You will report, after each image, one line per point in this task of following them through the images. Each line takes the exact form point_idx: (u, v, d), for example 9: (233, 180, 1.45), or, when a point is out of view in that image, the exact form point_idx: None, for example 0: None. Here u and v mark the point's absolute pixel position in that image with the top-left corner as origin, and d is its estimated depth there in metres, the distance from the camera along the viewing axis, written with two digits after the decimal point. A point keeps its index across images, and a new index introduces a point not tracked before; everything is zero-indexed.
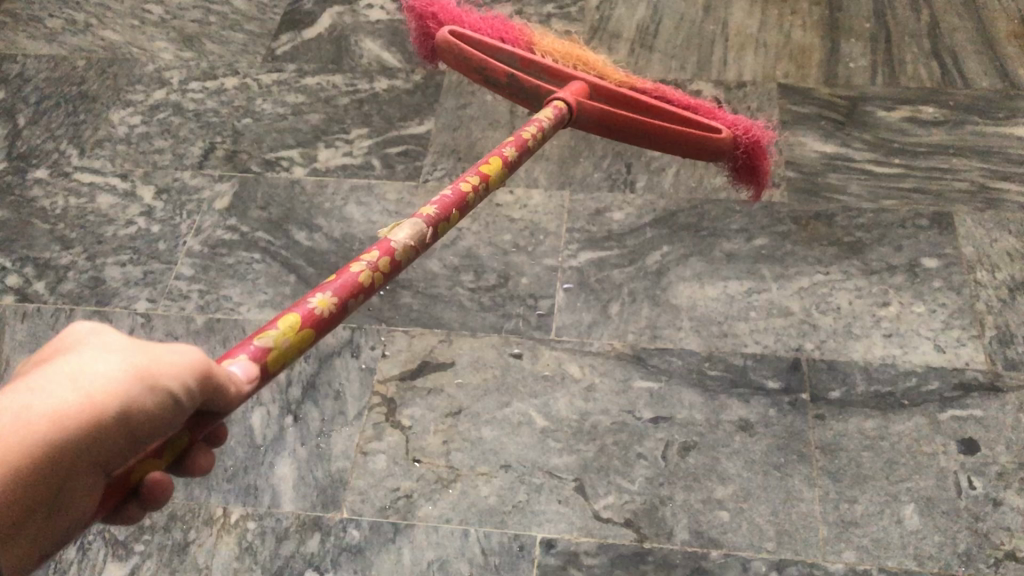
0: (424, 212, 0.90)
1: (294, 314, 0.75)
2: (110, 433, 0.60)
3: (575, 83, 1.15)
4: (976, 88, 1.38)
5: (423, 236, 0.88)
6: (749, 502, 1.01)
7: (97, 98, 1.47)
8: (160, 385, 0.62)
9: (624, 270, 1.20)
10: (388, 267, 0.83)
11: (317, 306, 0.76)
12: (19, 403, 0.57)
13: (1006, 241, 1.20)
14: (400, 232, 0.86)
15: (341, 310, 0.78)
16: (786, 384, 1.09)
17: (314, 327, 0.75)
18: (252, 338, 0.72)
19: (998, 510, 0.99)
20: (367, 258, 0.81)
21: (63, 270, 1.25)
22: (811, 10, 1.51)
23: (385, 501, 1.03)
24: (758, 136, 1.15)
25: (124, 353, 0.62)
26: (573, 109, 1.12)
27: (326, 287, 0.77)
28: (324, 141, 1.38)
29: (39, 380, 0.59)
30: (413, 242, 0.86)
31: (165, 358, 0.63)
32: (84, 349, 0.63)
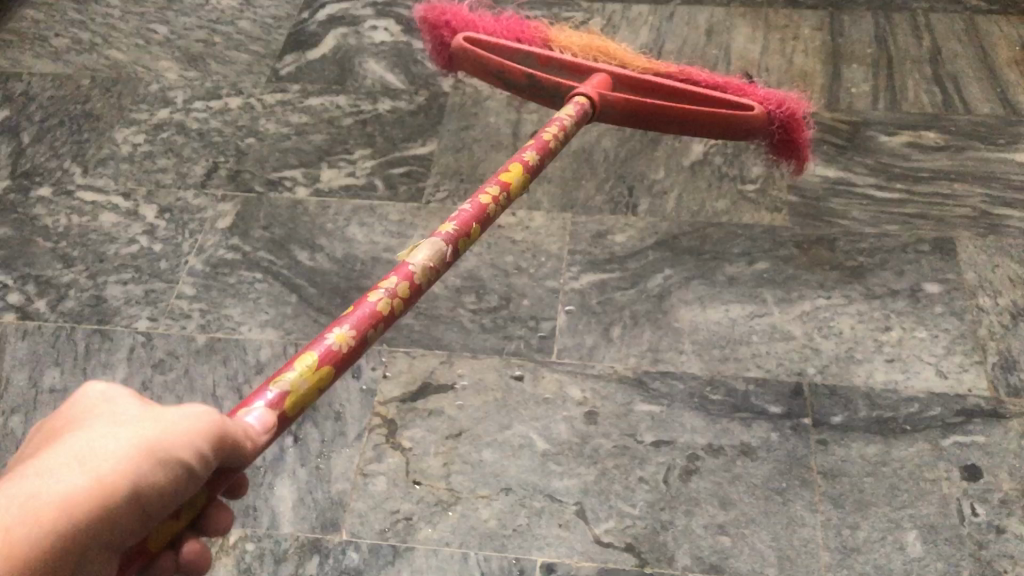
0: (442, 230, 0.91)
1: (311, 354, 0.76)
2: (120, 512, 0.61)
3: (597, 75, 1.19)
4: (978, 114, 1.38)
5: (442, 255, 0.88)
6: (750, 528, 1.00)
7: (101, 117, 1.48)
8: (170, 457, 0.63)
9: (626, 293, 1.20)
10: (407, 292, 0.84)
11: (335, 344, 0.77)
12: (29, 490, 0.58)
13: (1008, 267, 1.20)
14: (419, 254, 0.86)
15: (359, 343, 0.79)
16: (788, 409, 1.08)
17: (333, 365, 0.77)
18: (270, 383, 0.74)
19: (1001, 538, 0.98)
20: (384, 286, 0.82)
21: (64, 287, 1.25)
22: (813, 35, 1.52)
23: (385, 523, 1.02)
24: (792, 108, 1.19)
25: (134, 428, 0.63)
26: (596, 104, 1.16)
27: (343, 323, 0.79)
28: (327, 161, 1.39)
29: (50, 464, 0.60)
30: (432, 262, 0.87)
31: (175, 428, 0.64)
32: (95, 427, 0.64)
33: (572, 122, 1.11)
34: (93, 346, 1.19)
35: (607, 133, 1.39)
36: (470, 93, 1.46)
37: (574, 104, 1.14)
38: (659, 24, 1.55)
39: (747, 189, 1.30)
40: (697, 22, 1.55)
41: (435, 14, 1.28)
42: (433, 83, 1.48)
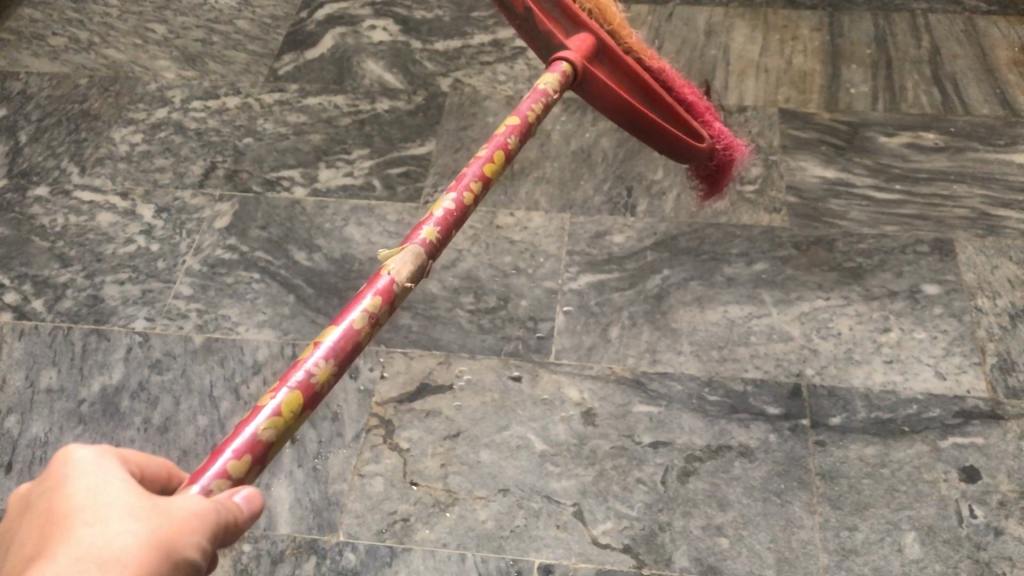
0: (425, 236, 0.84)
1: (291, 392, 0.68)
2: None
3: (585, 37, 1.09)
4: (977, 114, 1.38)
5: (423, 265, 0.82)
6: (748, 529, 1.00)
7: (99, 117, 1.48)
8: (182, 557, 0.55)
9: (624, 294, 1.20)
10: (389, 311, 0.78)
11: (312, 379, 0.70)
12: None
13: (1007, 269, 1.20)
14: (397, 264, 0.80)
15: (337, 374, 0.73)
16: (786, 410, 1.08)
17: (313, 402, 0.70)
18: (248, 428, 0.66)
19: (1000, 540, 0.98)
20: (368, 306, 0.75)
21: (61, 287, 1.25)
22: (812, 36, 1.52)
23: (382, 524, 1.02)
24: (734, 150, 1.28)
25: (147, 521, 0.54)
26: (577, 75, 1.09)
27: (323, 352, 0.71)
28: (325, 161, 1.38)
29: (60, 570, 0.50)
30: (414, 275, 0.80)
31: (187, 521, 0.56)
32: (93, 514, 0.54)
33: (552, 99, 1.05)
34: (90, 346, 1.18)
35: (605, 134, 1.38)
36: (468, 93, 1.46)
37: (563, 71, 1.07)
38: (658, 24, 1.55)
39: (746, 191, 1.30)
40: (696, 22, 1.55)
41: None
42: (432, 83, 1.48)
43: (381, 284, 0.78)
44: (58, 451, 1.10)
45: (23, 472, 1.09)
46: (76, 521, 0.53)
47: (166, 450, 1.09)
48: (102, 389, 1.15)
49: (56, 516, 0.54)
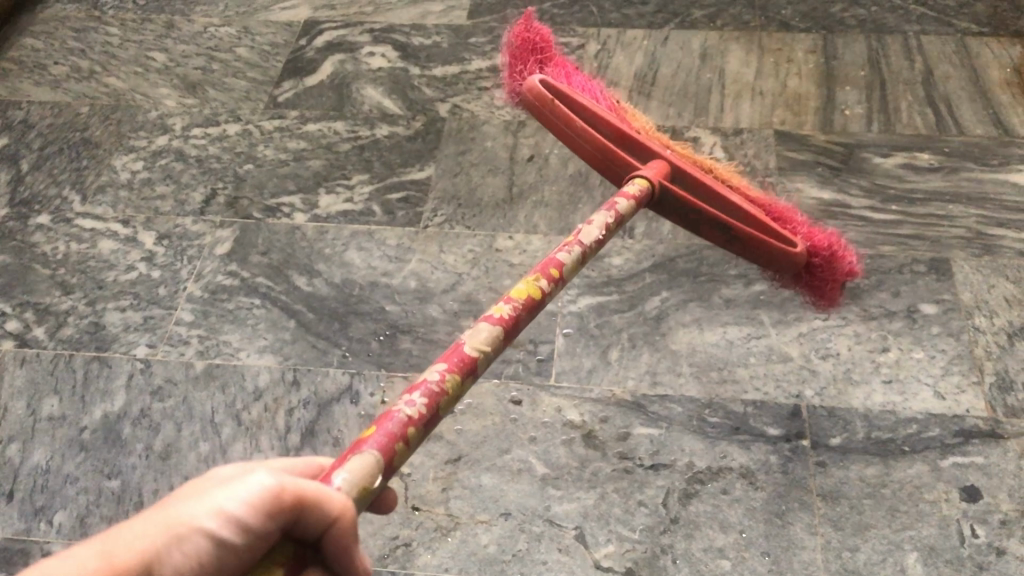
0: (509, 301, 0.86)
1: (375, 426, 0.70)
2: None
3: (655, 163, 1.13)
4: (971, 135, 1.39)
5: (498, 340, 0.82)
6: (750, 551, 1.00)
7: (100, 145, 1.49)
8: (186, 535, 0.56)
9: (623, 316, 1.21)
10: (463, 368, 0.77)
11: (409, 427, 0.70)
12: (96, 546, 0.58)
13: (1004, 287, 1.20)
14: (473, 335, 0.81)
15: (433, 416, 0.73)
16: (786, 431, 1.08)
17: (404, 438, 0.70)
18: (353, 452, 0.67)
19: (1002, 559, 0.98)
20: (440, 366, 0.77)
21: (62, 315, 1.25)
22: (807, 58, 1.53)
23: (383, 549, 1.02)
24: (530, 39, 1.27)
25: (175, 503, 0.58)
26: (657, 188, 1.10)
27: (410, 393, 0.73)
28: (326, 187, 1.39)
29: (125, 525, 0.59)
30: (488, 346, 0.81)
31: (214, 498, 0.57)
32: (177, 498, 0.59)
33: (631, 204, 1.06)
34: (92, 373, 1.19)
35: None
36: (466, 118, 1.47)
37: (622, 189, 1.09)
38: (654, 48, 1.57)
39: None
40: (691, 46, 1.57)
41: (833, 261, 1.18)
42: (430, 109, 1.50)
43: (491, 319, 0.83)
44: (60, 479, 1.10)
45: (24, 500, 1.09)
46: (156, 504, 0.60)
47: (167, 477, 1.09)
48: (104, 416, 1.15)
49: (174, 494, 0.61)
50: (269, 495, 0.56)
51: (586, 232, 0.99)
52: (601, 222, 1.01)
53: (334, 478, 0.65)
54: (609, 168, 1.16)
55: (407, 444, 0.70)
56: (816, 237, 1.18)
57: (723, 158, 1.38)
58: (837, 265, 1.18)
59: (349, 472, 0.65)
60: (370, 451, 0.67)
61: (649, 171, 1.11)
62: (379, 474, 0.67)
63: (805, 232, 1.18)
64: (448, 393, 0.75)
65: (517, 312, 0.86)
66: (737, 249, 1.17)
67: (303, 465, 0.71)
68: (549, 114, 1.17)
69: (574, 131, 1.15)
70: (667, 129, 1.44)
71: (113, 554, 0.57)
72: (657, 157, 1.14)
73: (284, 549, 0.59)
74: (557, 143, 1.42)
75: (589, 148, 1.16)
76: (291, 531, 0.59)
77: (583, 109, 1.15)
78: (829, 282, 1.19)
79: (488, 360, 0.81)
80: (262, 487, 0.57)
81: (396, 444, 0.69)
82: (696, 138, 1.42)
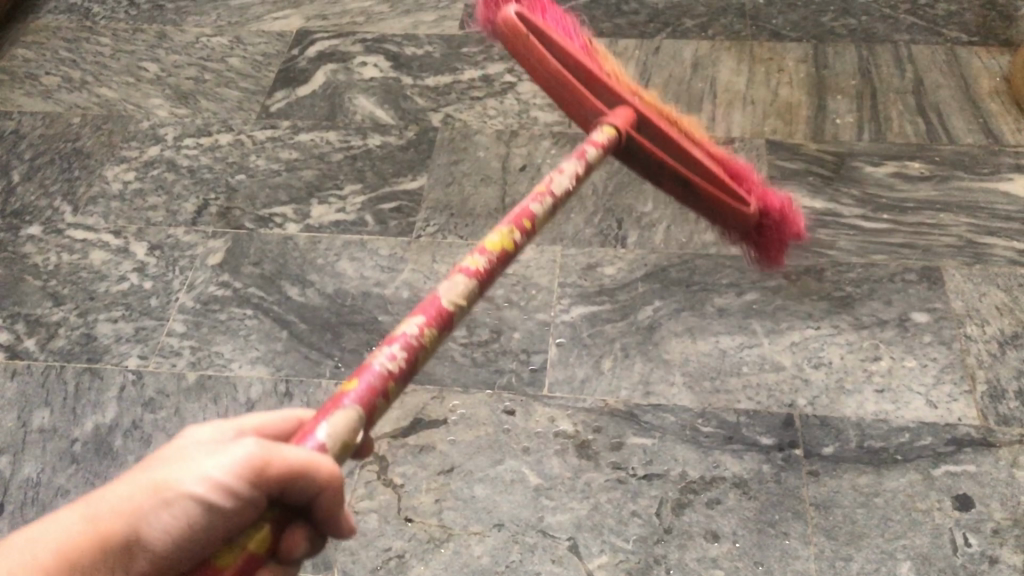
0: (478, 250, 0.80)
1: (354, 382, 0.64)
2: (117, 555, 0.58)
3: (621, 109, 1.04)
4: (961, 144, 1.40)
5: (473, 294, 0.76)
6: (743, 561, 1.00)
7: (92, 155, 1.48)
8: (167, 497, 0.56)
9: (616, 325, 1.21)
10: (443, 323, 0.72)
11: (388, 382, 0.65)
12: (81, 510, 0.59)
13: (995, 296, 1.21)
14: (449, 287, 0.74)
15: (411, 370, 0.68)
16: (779, 440, 1.08)
17: (383, 395, 0.64)
18: (330, 409, 0.62)
19: (994, 568, 0.98)
20: (417, 317, 0.70)
21: (54, 326, 1.25)
22: (798, 67, 1.54)
23: (376, 561, 1.01)
24: None
25: (156, 466, 0.58)
26: (624, 137, 1.03)
27: (387, 345, 0.67)
28: (318, 197, 1.39)
29: (106, 489, 0.59)
30: (466, 300, 0.75)
31: (193, 465, 0.56)
32: (157, 460, 0.59)
33: (600, 152, 0.98)
34: (83, 384, 1.18)
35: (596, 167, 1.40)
36: (459, 128, 1.47)
37: (586, 136, 1.01)
38: (646, 58, 1.58)
39: None
40: (682, 55, 1.57)
41: (784, 225, 1.14)
42: (423, 118, 1.50)
43: (466, 271, 0.77)
44: (51, 491, 1.10)
45: (15, 513, 1.08)
46: (139, 467, 0.60)
47: None
48: (95, 428, 1.14)
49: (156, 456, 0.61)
50: (251, 458, 0.55)
51: (555, 181, 0.92)
52: (571, 171, 0.94)
53: (315, 434, 0.60)
54: (574, 108, 1.08)
55: (385, 399, 0.65)
56: (770, 200, 1.12)
57: None
58: (785, 228, 1.15)
59: (329, 430, 0.60)
60: (350, 405, 0.62)
61: (616, 118, 1.03)
62: (361, 430, 0.62)
63: (759, 192, 1.11)
64: (427, 345, 0.69)
65: (492, 265, 0.79)
66: (695, 203, 1.11)
67: (280, 422, 0.68)
68: (521, 44, 1.04)
69: (547, 68, 1.05)
70: None
71: (97, 516, 0.58)
72: (626, 104, 1.04)
73: (273, 513, 0.58)
74: (550, 153, 1.42)
75: (555, 85, 1.06)
76: (279, 497, 0.57)
77: (556, 45, 1.04)
78: (778, 243, 1.17)
79: (466, 314, 0.75)
80: (246, 451, 0.55)
81: (375, 399, 0.64)
82: None
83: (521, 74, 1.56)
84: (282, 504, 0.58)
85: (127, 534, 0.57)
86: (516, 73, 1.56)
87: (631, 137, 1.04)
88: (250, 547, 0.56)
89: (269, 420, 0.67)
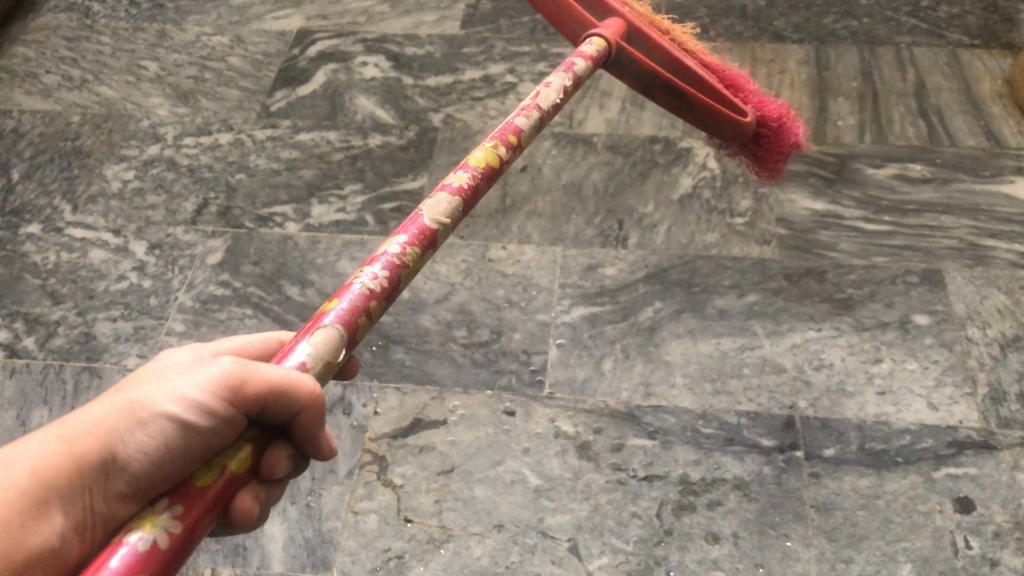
0: (471, 161, 0.90)
1: (336, 302, 0.71)
2: (94, 474, 0.64)
3: (612, 20, 1.20)
4: (963, 146, 1.40)
5: (456, 211, 0.84)
6: (744, 563, 0.99)
7: (91, 154, 1.48)
8: (143, 419, 0.62)
9: (617, 327, 1.20)
10: (424, 242, 0.79)
11: (371, 301, 0.72)
12: (62, 432, 0.65)
13: (996, 298, 1.21)
14: (432, 205, 0.82)
15: (393, 287, 0.75)
16: (780, 442, 1.08)
17: (364, 313, 0.72)
18: (320, 320, 0.70)
19: (996, 571, 0.98)
20: (402, 237, 0.78)
21: (52, 325, 1.25)
22: (799, 69, 1.54)
23: (375, 562, 1.01)
24: None
25: (131, 389, 0.64)
26: (612, 48, 1.17)
27: (370, 266, 0.75)
28: (318, 197, 1.39)
29: (85, 412, 0.65)
30: (446, 218, 0.82)
31: (170, 389, 0.62)
32: (132, 383, 0.65)
33: (587, 65, 1.11)
34: (82, 383, 1.18)
35: (596, 168, 1.40)
36: (459, 128, 1.47)
37: (578, 48, 1.15)
38: None
39: (737, 223, 1.31)
40: None
41: (774, 119, 1.33)
42: (423, 118, 1.49)
43: (450, 188, 0.85)
44: None
45: None
46: (115, 389, 0.66)
47: None
48: None
49: (130, 379, 0.67)
50: (228, 380, 0.61)
51: (541, 98, 1.03)
52: (558, 86, 1.06)
53: (295, 356, 0.67)
54: (567, 23, 1.24)
55: (368, 317, 0.72)
56: (767, 108, 1.33)
57: (716, 169, 1.38)
58: (783, 136, 1.36)
59: (314, 341, 0.68)
60: (332, 325, 0.69)
61: (604, 32, 1.18)
62: (343, 349, 0.70)
63: (756, 101, 1.32)
64: (410, 264, 0.77)
65: (475, 180, 0.88)
66: (689, 113, 1.27)
67: (260, 345, 0.78)
68: None
69: None
70: (660, 139, 1.44)
71: (75, 438, 0.64)
72: (614, 16, 1.20)
73: (252, 432, 0.65)
74: (551, 154, 1.42)
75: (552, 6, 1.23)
76: (258, 416, 0.63)
77: None
78: (772, 152, 1.36)
79: (448, 231, 0.83)
80: (222, 375, 0.62)
81: (358, 318, 0.71)
82: (689, 148, 1.42)
83: (522, 74, 1.55)
84: (257, 422, 0.64)
85: (104, 453, 0.64)
86: (517, 73, 1.55)
87: (619, 47, 1.19)
88: (228, 467, 0.62)
89: (250, 344, 0.78)
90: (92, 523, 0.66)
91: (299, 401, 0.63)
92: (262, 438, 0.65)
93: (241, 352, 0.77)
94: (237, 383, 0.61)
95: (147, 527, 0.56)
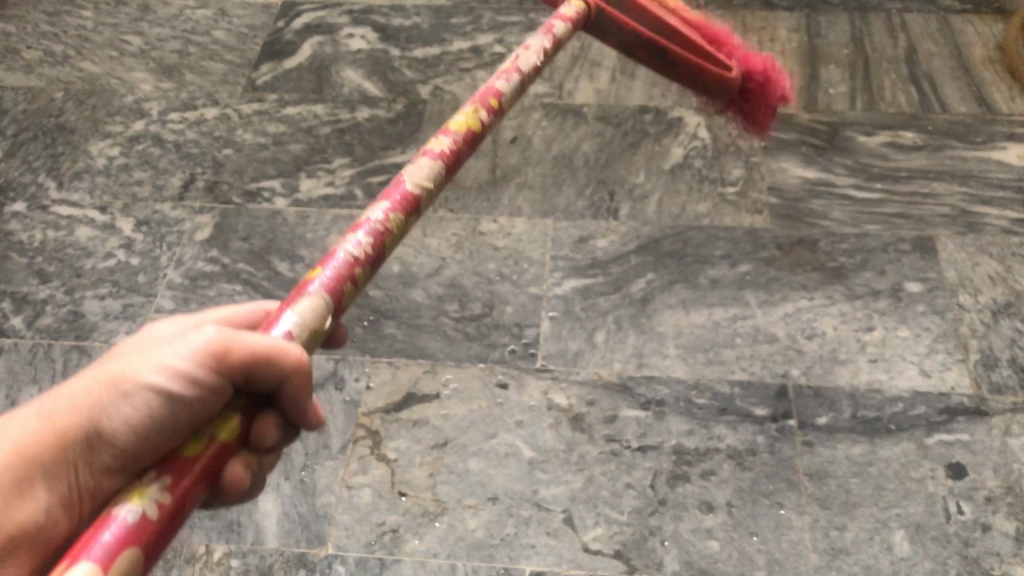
0: (452, 128, 0.89)
1: (321, 271, 0.71)
2: (78, 448, 0.64)
3: None
4: (954, 113, 1.39)
5: (439, 177, 0.83)
6: (738, 532, 1.00)
7: (76, 130, 1.46)
8: (125, 391, 0.62)
9: (609, 298, 1.20)
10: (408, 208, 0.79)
11: (357, 267, 0.73)
12: (44, 408, 0.65)
13: (988, 265, 1.21)
14: (414, 172, 0.81)
15: (379, 255, 0.76)
16: (773, 411, 1.08)
17: (350, 281, 0.72)
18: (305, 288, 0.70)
19: (987, 536, 0.98)
20: (384, 205, 0.78)
21: (40, 304, 1.23)
22: (790, 37, 1.53)
23: (370, 536, 1.01)
24: None
25: (112, 362, 0.64)
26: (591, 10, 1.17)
27: (354, 235, 0.74)
28: (306, 171, 1.37)
29: (66, 389, 0.65)
30: (429, 182, 0.82)
31: (151, 361, 0.62)
32: (113, 358, 0.65)
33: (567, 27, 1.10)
34: (72, 362, 1.17)
35: (587, 139, 1.39)
36: (448, 99, 1.46)
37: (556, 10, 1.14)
38: None
39: (728, 193, 1.30)
40: None
41: (760, 73, 1.31)
42: (412, 90, 1.48)
43: (432, 153, 0.84)
44: None
45: None
46: (96, 363, 0.66)
47: None
48: None
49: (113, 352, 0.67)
50: (214, 347, 0.61)
51: (523, 59, 1.02)
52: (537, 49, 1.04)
53: (283, 322, 0.67)
54: None
55: (354, 284, 0.72)
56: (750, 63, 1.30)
57: (708, 139, 1.37)
58: (770, 90, 1.33)
59: (303, 307, 0.68)
60: (316, 293, 0.69)
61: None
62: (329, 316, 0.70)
63: (741, 55, 1.29)
64: (393, 231, 0.77)
65: (457, 146, 0.87)
66: (673, 69, 1.27)
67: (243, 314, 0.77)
68: None
69: None
70: (651, 109, 1.43)
71: (55, 413, 0.64)
72: None
73: (239, 400, 0.64)
74: (541, 125, 1.41)
75: None
76: (244, 384, 0.63)
77: None
78: (762, 108, 1.35)
79: (432, 197, 0.82)
80: (207, 343, 0.61)
81: (344, 285, 0.71)
82: (680, 118, 1.41)
83: (511, 44, 1.54)
84: (243, 394, 0.64)
85: (87, 428, 0.64)
86: (506, 44, 1.54)
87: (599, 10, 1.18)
88: (217, 437, 0.62)
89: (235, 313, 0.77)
90: (79, 500, 0.66)
91: (284, 369, 0.62)
92: (249, 408, 0.65)
93: (227, 323, 0.76)
94: (224, 352, 0.61)
95: (136, 500, 0.56)
